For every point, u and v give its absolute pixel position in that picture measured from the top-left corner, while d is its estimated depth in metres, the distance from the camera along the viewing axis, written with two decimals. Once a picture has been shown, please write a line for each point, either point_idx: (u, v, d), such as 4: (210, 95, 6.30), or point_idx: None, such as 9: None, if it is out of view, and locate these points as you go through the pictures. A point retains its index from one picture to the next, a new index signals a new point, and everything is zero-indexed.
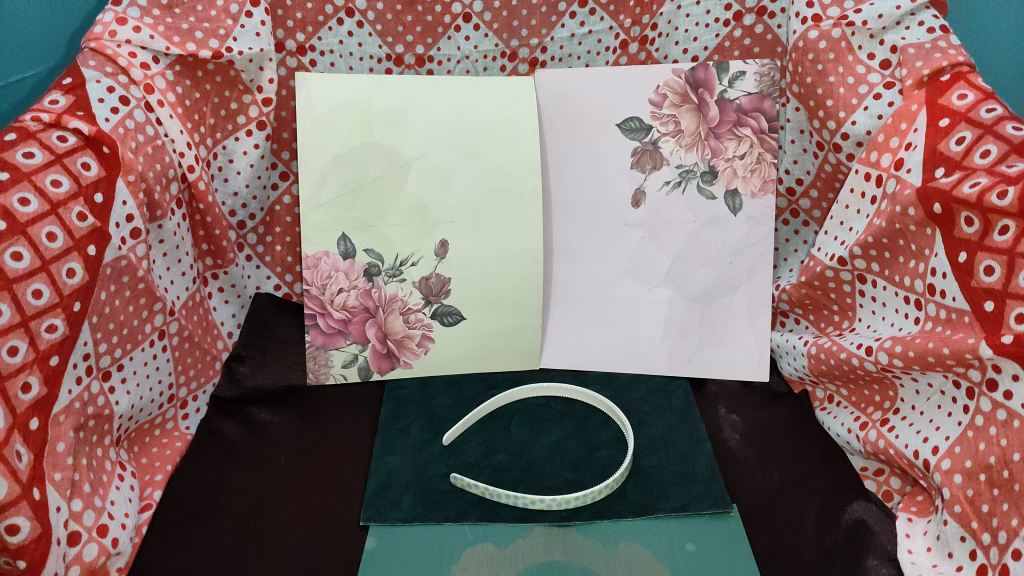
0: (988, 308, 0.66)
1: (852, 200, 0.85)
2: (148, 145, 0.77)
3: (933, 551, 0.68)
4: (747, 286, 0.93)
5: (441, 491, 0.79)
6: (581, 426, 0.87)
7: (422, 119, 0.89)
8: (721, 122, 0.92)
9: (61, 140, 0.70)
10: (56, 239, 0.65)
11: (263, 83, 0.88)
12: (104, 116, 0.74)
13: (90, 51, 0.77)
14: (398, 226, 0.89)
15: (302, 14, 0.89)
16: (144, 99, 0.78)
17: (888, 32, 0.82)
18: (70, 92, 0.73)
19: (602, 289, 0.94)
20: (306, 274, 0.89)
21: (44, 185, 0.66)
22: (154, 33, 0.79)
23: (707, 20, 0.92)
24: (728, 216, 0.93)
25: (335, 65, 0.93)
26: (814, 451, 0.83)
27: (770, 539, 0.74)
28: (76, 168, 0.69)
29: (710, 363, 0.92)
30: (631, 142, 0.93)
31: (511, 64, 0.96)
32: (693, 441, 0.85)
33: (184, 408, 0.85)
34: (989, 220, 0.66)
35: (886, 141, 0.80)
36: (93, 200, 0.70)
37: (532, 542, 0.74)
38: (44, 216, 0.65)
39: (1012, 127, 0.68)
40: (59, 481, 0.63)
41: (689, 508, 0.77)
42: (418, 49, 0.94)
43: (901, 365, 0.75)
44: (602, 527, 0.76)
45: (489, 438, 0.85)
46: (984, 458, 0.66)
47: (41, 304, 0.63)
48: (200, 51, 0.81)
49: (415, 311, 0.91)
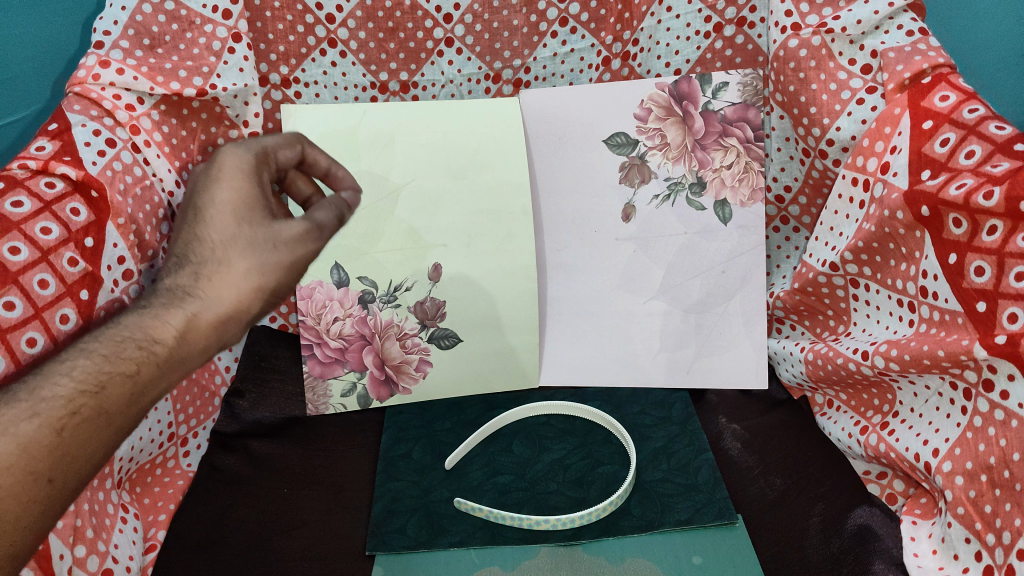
0: (980, 308, 0.67)
1: (840, 205, 0.86)
2: (137, 185, 0.77)
3: (939, 553, 0.69)
4: (741, 294, 0.93)
5: (446, 516, 0.79)
6: (582, 443, 0.87)
7: (409, 144, 0.89)
8: (706, 133, 0.93)
9: (49, 187, 0.70)
10: (49, 286, 0.67)
11: (249, 117, 0.89)
12: (91, 160, 0.74)
13: (74, 96, 0.78)
14: (390, 252, 0.90)
15: (284, 47, 0.90)
16: (131, 140, 0.79)
17: (867, 37, 0.82)
18: (56, 138, 0.74)
19: (598, 304, 0.93)
20: (301, 305, 0.89)
21: (34, 233, 0.67)
22: (138, 74, 0.79)
23: (687, 33, 0.92)
24: (718, 226, 0.93)
25: (320, 95, 0.93)
26: (817, 455, 0.83)
27: (776, 547, 0.75)
28: (65, 214, 0.70)
29: (709, 374, 0.92)
30: (619, 158, 0.93)
31: (495, 86, 0.96)
32: (695, 451, 0.85)
33: (184, 446, 0.85)
34: (977, 221, 0.67)
35: (871, 145, 0.80)
36: (84, 244, 0.71)
37: (540, 564, 0.75)
38: (36, 263, 0.66)
39: (995, 126, 0.69)
40: (62, 528, 0.63)
41: (694, 521, 0.78)
42: (402, 75, 0.94)
43: (898, 368, 0.75)
44: (609, 544, 0.77)
45: (492, 460, 0.85)
46: (984, 459, 0.66)
47: (36, 352, 0.64)
48: (185, 89, 0.81)
49: (412, 336, 0.91)
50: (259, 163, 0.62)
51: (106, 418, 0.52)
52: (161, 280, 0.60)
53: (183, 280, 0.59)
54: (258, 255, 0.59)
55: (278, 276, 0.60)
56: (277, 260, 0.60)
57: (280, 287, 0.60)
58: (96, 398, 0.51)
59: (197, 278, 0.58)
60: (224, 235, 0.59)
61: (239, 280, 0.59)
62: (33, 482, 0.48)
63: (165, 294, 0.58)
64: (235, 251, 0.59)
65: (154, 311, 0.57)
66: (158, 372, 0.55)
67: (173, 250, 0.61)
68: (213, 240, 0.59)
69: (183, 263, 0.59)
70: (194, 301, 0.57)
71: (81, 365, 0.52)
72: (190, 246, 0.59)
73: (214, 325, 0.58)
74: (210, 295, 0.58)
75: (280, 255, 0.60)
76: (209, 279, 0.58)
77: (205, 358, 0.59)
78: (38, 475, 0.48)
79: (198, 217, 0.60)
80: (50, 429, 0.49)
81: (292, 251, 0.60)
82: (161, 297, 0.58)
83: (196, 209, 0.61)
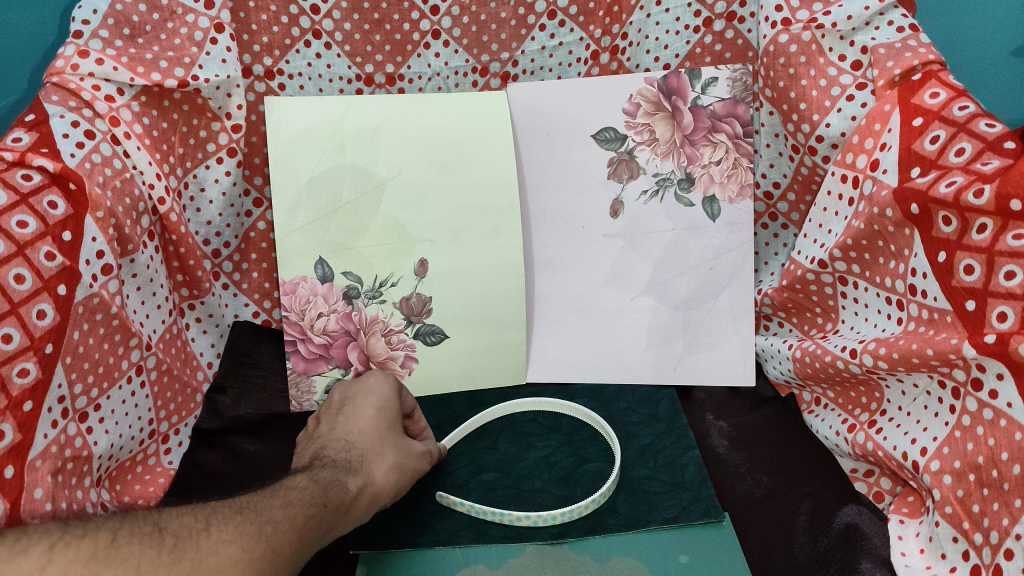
0: (970, 307, 0.67)
1: (829, 202, 0.85)
2: (116, 178, 0.76)
3: (927, 552, 0.69)
4: (729, 291, 0.92)
5: (431, 514, 0.79)
6: (569, 440, 0.87)
7: (395, 137, 0.88)
8: (695, 129, 0.92)
9: (26, 179, 0.69)
10: (25, 281, 0.66)
11: (232, 110, 0.86)
12: (69, 152, 0.73)
13: (53, 86, 0.76)
14: (374, 246, 0.89)
15: (268, 38, 0.88)
16: (110, 132, 0.78)
17: (858, 32, 0.82)
18: (33, 129, 0.72)
19: (585, 300, 0.93)
20: (284, 300, 0.88)
21: (10, 227, 0.66)
22: (117, 65, 0.78)
23: (677, 27, 0.91)
24: (706, 222, 0.92)
25: (304, 88, 0.91)
26: (803, 453, 0.83)
27: (763, 546, 0.75)
28: (42, 207, 0.69)
29: (695, 371, 0.92)
30: (608, 153, 0.92)
31: (483, 79, 0.94)
32: (682, 449, 0.85)
33: (166, 443, 0.83)
34: (967, 219, 0.66)
35: (861, 142, 0.80)
36: (61, 238, 0.69)
37: (525, 562, 0.74)
38: (11, 258, 0.65)
39: (985, 125, 0.69)
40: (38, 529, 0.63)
41: (680, 519, 0.77)
42: (388, 67, 0.92)
43: (887, 366, 0.74)
44: (595, 542, 0.76)
45: (478, 457, 0.85)
46: (972, 458, 0.66)
47: (11, 348, 0.63)
48: (166, 80, 0.79)
49: (397, 332, 0.90)
50: (401, 392, 0.78)
51: (326, 528, 0.60)
52: (324, 449, 0.69)
53: (352, 454, 0.69)
54: (399, 460, 0.71)
55: (410, 480, 0.73)
56: (414, 469, 0.73)
57: (405, 487, 0.73)
58: (328, 508, 0.60)
59: (363, 457, 0.69)
60: (383, 437, 0.72)
61: (388, 471, 0.69)
62: (297, 549, 0.55)
63: (339, 457, 0.68)
64: (388, 448, 0.71)
65: (342, 465, 0.66)
66: (347, 513, 0.63)
67: (328, 436, 0.72)
68: (372, 437, 0.71)
69: (348, 445, 0.70)
70: (365, 474, 0.67)
71: (308, 482, 0.61)
72: (355, 436, 0.71)
73: (369, 499, 0.67)
74: (372, 472, 0.68)
75: (415, 467, 0.74)
76: (371, 464, 0.69)
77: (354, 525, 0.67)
78: (297, 550, 0.55)
79: (358, 418, 0.73)
80: (306, 515, 0.57)
81: (422, 467, 0.75)
82: (340, 461, 0.67)
83: (352, 413, 0.74)
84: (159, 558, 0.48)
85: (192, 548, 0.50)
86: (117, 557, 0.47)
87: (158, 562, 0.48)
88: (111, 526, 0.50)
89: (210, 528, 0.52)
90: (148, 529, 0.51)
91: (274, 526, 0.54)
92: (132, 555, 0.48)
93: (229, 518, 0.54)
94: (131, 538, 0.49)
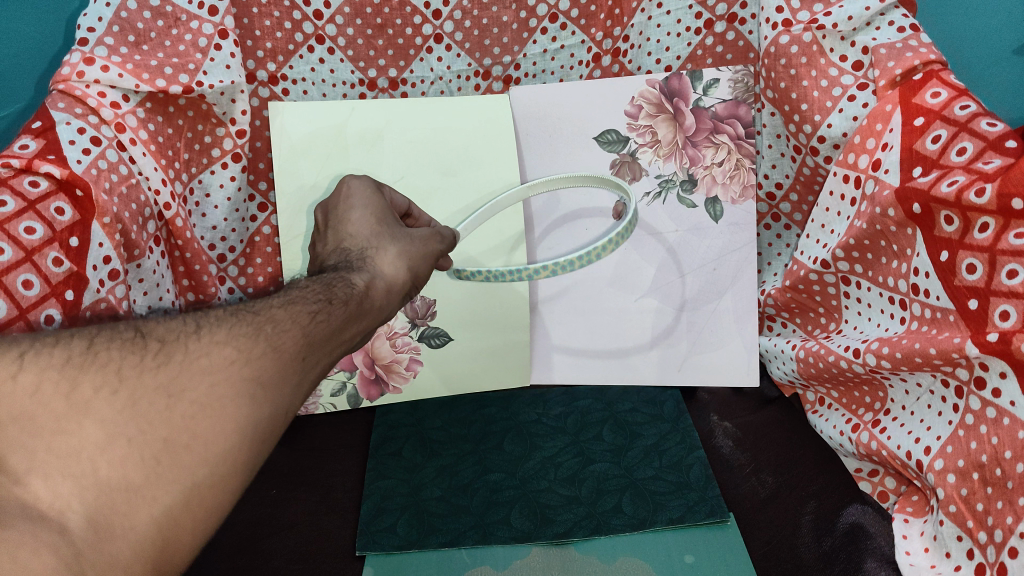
0: (972, 306, 0.67)
1: (832, 202, 0.85)
2: (122, 184, 0.77)
3: (931, 551, 0.69)
4: (733, 290, 0.92)
5: (437, 515, 0.79)
6: (574, 441, 0.87)
7: (398, 141, 0.89)
8: (698, 130, 0.92)
9: (33, 186, 0.70)
10: (33, 286, 0.68)
11: (236, 115, 0.87)
12: (76, 158, 0.73)
13: (59, 94, 0.77)
14: None
15: (271, 43, 0.89)
16: (116, 138, 0.78)
17: (860, 33, 0.82)
18: (40, 136, 0.73)
19: (590, 302, 0.93)
20: None
21: (17, 233, 0.68)
22: (123, 71, 0.78)
23: (678, 29, 0.91)
24: (710, 223, 0.92)
25: (308, 93, 0.92)
26: (807, 453, 0.84)
27: (767, 547, 0.75)
28: (49, 214, 0.70)
29: (699, 371, 0.92)
30: (609, 155, 0.92)
31: (485, 83, 0.94)
32: (687, 449, 0.85)
33: None
34: (969, 217, 0.66)
35: (862, 142, 0.80)
36: (68, 244, 0.71)
37: (531, 563, 0.75)
38: (19, 264, 0.67)
39: (986, 123, 0.69)
40: None
41: (686, 519, 0.78)
42: (391, 72, 0.93)
43: (890, 366, 0.75)
44: (601, 543, 0.77)
45: (484, 458, 0.85)
46: (976, 457, 0.66)
47: None
48: (170, 87, 0.80)
49: (402, 334, 0.91)
50: (379, 190, 0.77)
51: (343, 317, 0.57)
52: (325, 262, 0.68)
53: (351, 255, 0.67)
54: (403, 249, 0.69)
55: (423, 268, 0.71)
56: (424, 255, 0.72)
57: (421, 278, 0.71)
58: (334, 304, 0.57)
59: (364, 254, 0.67)
60: (377, 231, 0.70)
61: (395, 260, 0.68)
62: (307, 344, 0.52)
63: (340, 261, 0.66)
64: (388, 241, 0.69)
65: (344, 267, 0.64)
66: (365, 304, 0.61)
67: (327, 251, 0.70)
68: (366, 236, 0.70)
69: (347, 249, 0.68)
70: (371, 267, 0.66)
71: (310, 284, 0.60)
72: (349, 240, 0.69)
73: (386, 289, 0.65)
74: (378, 265, 0.66)
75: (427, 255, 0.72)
76: (375, 257, 0.67)
77: (380, 318, 0.65)
78: (307, 345, 0.53)
79: (346, 225, 0.71)
80: (307, 314, 0.54)
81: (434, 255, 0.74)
82: (342, 264, 0.65)
83: (343, 220, 0.72)
84: (142, 361, 0.46)
85: (180, 349, 0.47)
86: (97, 362, 0.45)
87: (140, 364, 0.46)
88: (90, 333, 0.48)
89: (203, 327, 0.49)
90: (129, 335, 0.48)
91: (275, 325, 0.52)
92: (110, 360, 0.46)
93: (225, 318, 0.51)
94: (109, 343, 0.47)
